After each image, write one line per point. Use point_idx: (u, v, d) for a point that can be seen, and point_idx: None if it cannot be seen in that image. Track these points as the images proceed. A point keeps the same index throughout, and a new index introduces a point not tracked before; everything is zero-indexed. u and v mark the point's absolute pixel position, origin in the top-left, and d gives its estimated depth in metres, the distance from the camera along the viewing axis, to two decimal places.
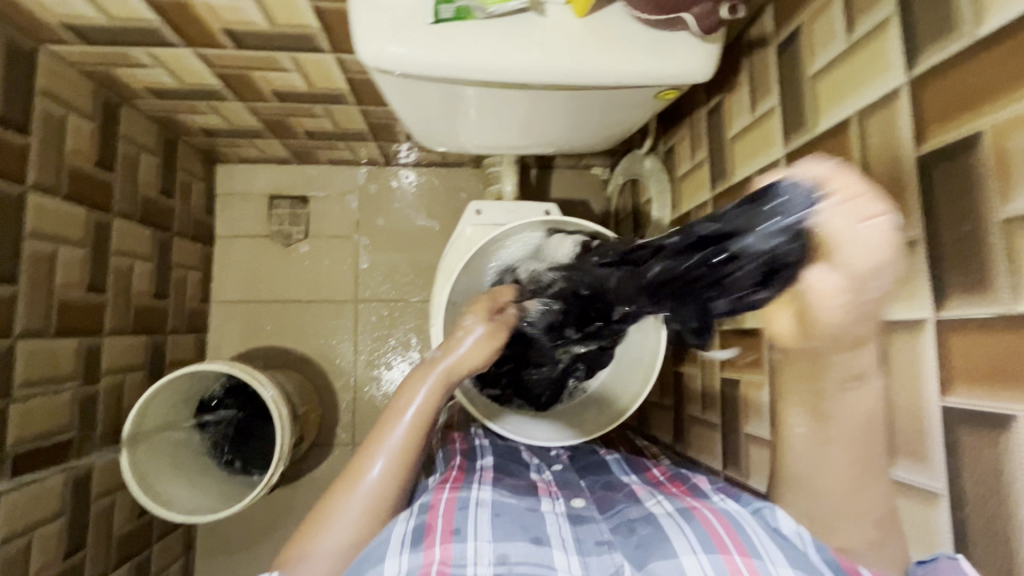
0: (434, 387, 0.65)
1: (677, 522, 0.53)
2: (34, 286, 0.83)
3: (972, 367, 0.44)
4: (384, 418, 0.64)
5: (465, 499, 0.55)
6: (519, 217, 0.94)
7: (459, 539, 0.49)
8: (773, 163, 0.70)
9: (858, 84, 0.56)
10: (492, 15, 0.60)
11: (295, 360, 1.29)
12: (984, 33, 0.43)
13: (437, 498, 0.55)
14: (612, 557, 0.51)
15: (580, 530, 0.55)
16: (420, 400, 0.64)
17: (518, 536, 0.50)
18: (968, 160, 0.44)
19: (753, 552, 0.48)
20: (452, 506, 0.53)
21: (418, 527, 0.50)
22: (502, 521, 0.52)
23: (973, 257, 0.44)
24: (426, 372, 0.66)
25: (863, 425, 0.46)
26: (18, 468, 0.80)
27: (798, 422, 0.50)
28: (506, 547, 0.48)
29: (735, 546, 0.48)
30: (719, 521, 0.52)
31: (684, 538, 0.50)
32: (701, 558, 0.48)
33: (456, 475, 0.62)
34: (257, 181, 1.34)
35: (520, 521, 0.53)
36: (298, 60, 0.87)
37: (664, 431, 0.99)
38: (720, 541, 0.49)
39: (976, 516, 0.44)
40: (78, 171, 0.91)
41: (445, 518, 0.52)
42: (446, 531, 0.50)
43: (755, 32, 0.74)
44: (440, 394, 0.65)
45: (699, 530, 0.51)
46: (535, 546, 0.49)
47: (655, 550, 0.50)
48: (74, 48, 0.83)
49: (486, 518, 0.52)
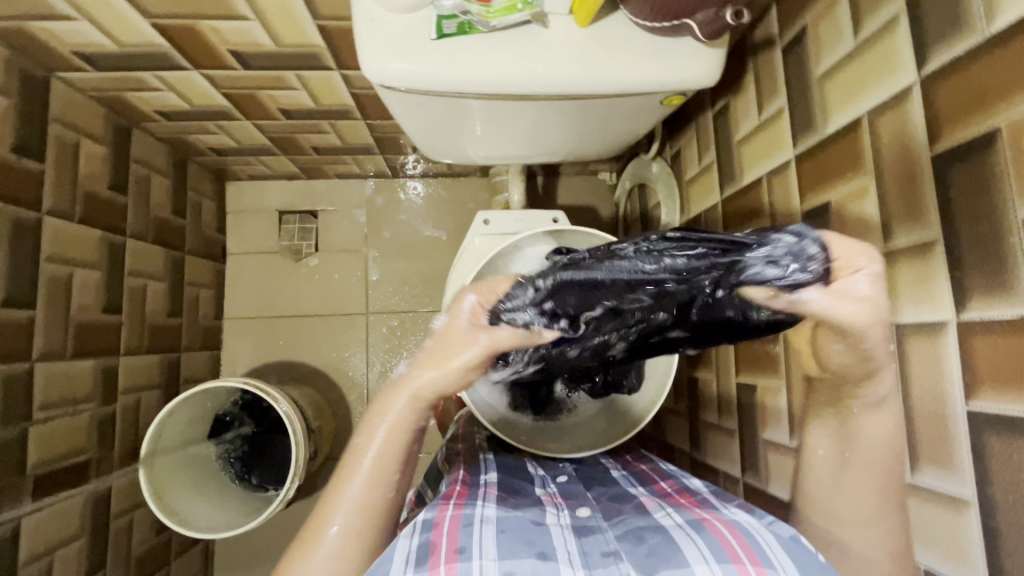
0: (408, 406, 0.54)
1: (688, 533, 0.48)
2: (52, 309, 0.84)
3: (996, 370, 0.43)
4: (351, 445, 0.56)
5: (469, 516, 0.51)
6: (528, 225, 0.93)
7: (464, 558, 0.45)
8: (783, 165, 0.69)
9: (867, 85, 0.55)
10: (494, 29, 0.59)
11: (308, 373, 1.29)
12: (996, 29, 0.43)
13: (440, 514, 0.52)
14: (619, 568, 0.45)
15: (586, 542, 0.50)
16: (392, 423, 0.54)
17: (523, 552, 0.46)
18: (985, 159, 0.43)
19: (766, 562, 0.43)
20: (456, 523, 0.50)
21: (421, 546, 0.47)
22: (507, 538, 0.48)
23: (994, 258, 0.43)
24: (400, 389, 0.54)
25: (886, 443, 0.49)
26: (38, 489, 0.80)
27: (819, 445, 0.54)
28: (512, 564, 0.44)
29: (747, 556, 0.44)
30: (731, 533, 0.47)
31: (695, 548, 0.46)
32: (715, 567, 0.43)
33: (460, 491, 0.59)
34: (266, 197, 1.35)
35: (523, 536, 0.49)
36: (304, 78, 0.88)
37: (680, 438, 0.98)
38: (733, 551, 0.45)
39: (1007, 526, 0.42)
40: (92, 195, 0.92)
41: (450, 536, 0.48)
42: (450, 550, 0.46)
43: (760, 34, 0.74)
44: (417, 412, 0.55)
45: (710, 540, 0.46)
46: (541, 562, 0.45)
47: (664, 561, 0.45)
48: (86, 75, 0.85)
49: (491, 535, 0.48)
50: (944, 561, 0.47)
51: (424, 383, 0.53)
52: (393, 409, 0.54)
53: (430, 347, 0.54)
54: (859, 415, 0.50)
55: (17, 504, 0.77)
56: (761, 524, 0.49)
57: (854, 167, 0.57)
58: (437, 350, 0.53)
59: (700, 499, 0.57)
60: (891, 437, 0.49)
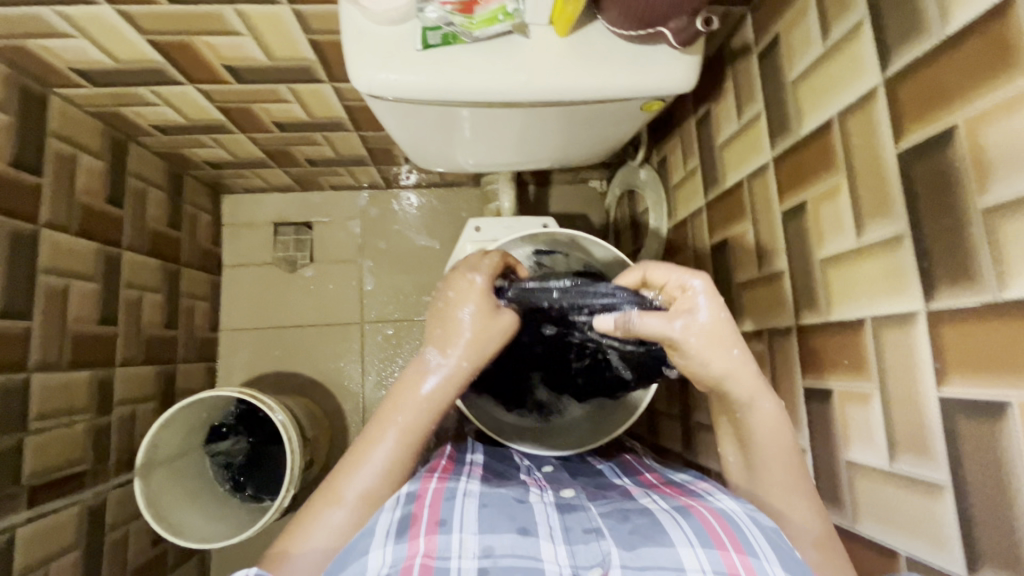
0: (442, 386, 0.61)
1: (673, 517, 0.49)
2: (48, 321, 0.85)
3: (965, 356, 0.44)
4: (380, 415, 0.60)
5: (453, 488, 0.52)
6: (518, 232, 0.95)
7: (444, 530, 0.47)
8: (762, 167, 0.71)
9: (836, 88, 0.58)
10: (477, 39, 0.62)
11: (304, 383, 1.30)
12: (951, 31, 0.45)
13: (424, 486, 0.52)
14: (601, 546, 0.47)
15: (568, 518, 0.51)
16: (427, 400, 0.60)
17: (504, 526, 0.48)
18: (944, 154, 0.45)
19: (749, 549, 0.45)
20: (438, 496, 0.51)
21: (403, 518, 0.48)
22: (490, 513, 0.49)
23: (956, 248, 0.45)
24: (435, 370, 0.61)
25: (774, 439, 0.58)
26: (33, 500, 0.81)
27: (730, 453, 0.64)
28: (492, 539, 0.46)
29: (731, 542, 0.45)
30: (716, 519, 0.48)
31: (680, 531, 0.47)
32: (699, 551, 0.44)
33: (445, 466, 0.60)
34: (261, 210, 1.37)
35: (507, 510, 0.50)
36: (297, 91, 0.90)
37: (674, 439, 0.99)
38: (716, 537, 0.46)
39: (980, 507, 0.43)
40: (89, 208, 0.94)
41: (431, 508, 0.49)
42: (431, 522, 0.47)
43: (736, 42, 0.76)
44: (448, 393, 0.61)
45: (695, 524, 0.47)
46: (522, 537, 0.47)
47: (648, 539, 0.46)
48: (83, 90, 0.87)
49: (473, 509, 0.49)
50: (919, 546, 0.49)
51: (457, 363, 0.61)
52: (427, 389, 0.60)
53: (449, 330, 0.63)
54: (746, 414, 0.59)
55: (12, 514, 0.77)
56: (743, 510, 0.50)
57: (827, 166, 0.59)
58: (450, 330, 0.62)
59: (686, 488, 0.58)
60: (776, 429, 0.58)
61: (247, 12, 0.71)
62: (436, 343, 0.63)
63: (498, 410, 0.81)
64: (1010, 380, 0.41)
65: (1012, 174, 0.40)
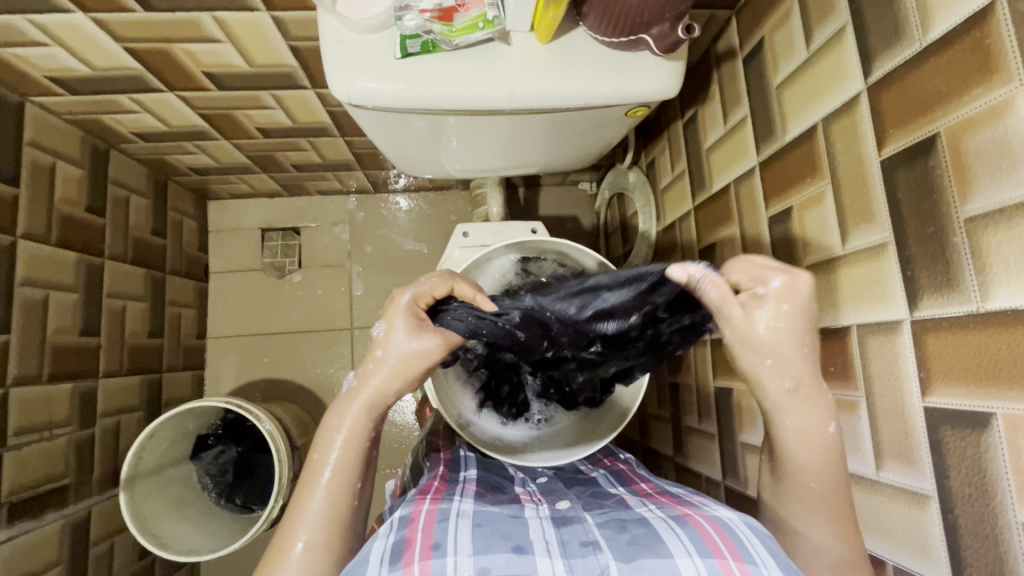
0: (363, 415, 0.58)
1: (670, 526, 0.48)
2: (28, 334, 0.84)
3: (948, 366, 0.44)
4: (308, 464, 0.57)
5: (445, 511, 0.51)
6: (506, 237, 0.94)
7: (438, 554, 0.45)
8: (747, 172, 0.70)
9: (820, 94, 0.57)
10: (457, 47, 0.61)
11: (294, 391, 1.29)
12: (932, 38, 0.45)
13: (416, 510, 0.52)
14: (598, 559, 0.45)
15: (564, 532, 0.51)
16: (347, 434, 0.57)
17: (498, 546, 0.46)
18: (926, 163, 0.45)
19: (748, 557, 0.43)
20: (431, 518, 0.50)
21: (396, 543, 0.47)
22: (483, 532, 0.48)
23: (939, 256, 0.44)
24: (353, 400, 0.58)
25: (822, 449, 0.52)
26: (14, 517, 0.79)
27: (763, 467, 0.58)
28: (487, 560, 0.44)
29: (729, 551, 0.44)
30: (713, 527, 0.47)
31: (678, 542, 0.45)
32: (697, 560, 0.43)
33: (437, 487, 0.59)
34: (248, 215, 1.35)
35: (500, 530, 0.49)
36: (280, 98, 0.89)
37: (665, 443, 0.98)
38: (715, 546, 0.44)
39: (965, 518, 0.43)
40: (68, 218, 0.92)
41: (425, 531, 0.48)
42: (425, 546, 0.46)
43: (722, 46, 0.76)
44: (371, 420, 0.58)
45: (693, 534, 0.46)
46: (517, 556, 0.45)
47: (646, 550, 0.45)
48: (61, 98, 0.85)
49: (467, 530, 0.48)
50: (906, 556, 0.48)
51: (374, 391, 0.58)
52: (345, 424, 0.57)
53: (371, 356, 0.60)
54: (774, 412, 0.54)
55: None
56: (741, 519, 0.49)
57: (811, 173, 0.59)
58: (382, 361, 0.59)
59: (682, 498, 0.57)
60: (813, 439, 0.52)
61: (225, 19, 0.70)
62: (366, 373, 0.59)
63: (483, 422, 0.79)
64: (996, 392, 0.40)
65: (994, 184, 0.40)
